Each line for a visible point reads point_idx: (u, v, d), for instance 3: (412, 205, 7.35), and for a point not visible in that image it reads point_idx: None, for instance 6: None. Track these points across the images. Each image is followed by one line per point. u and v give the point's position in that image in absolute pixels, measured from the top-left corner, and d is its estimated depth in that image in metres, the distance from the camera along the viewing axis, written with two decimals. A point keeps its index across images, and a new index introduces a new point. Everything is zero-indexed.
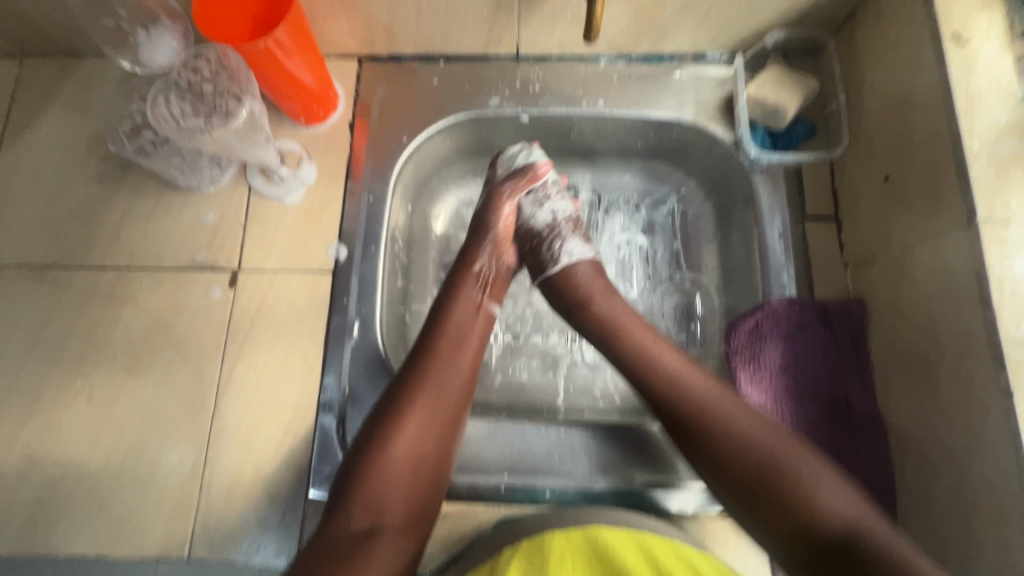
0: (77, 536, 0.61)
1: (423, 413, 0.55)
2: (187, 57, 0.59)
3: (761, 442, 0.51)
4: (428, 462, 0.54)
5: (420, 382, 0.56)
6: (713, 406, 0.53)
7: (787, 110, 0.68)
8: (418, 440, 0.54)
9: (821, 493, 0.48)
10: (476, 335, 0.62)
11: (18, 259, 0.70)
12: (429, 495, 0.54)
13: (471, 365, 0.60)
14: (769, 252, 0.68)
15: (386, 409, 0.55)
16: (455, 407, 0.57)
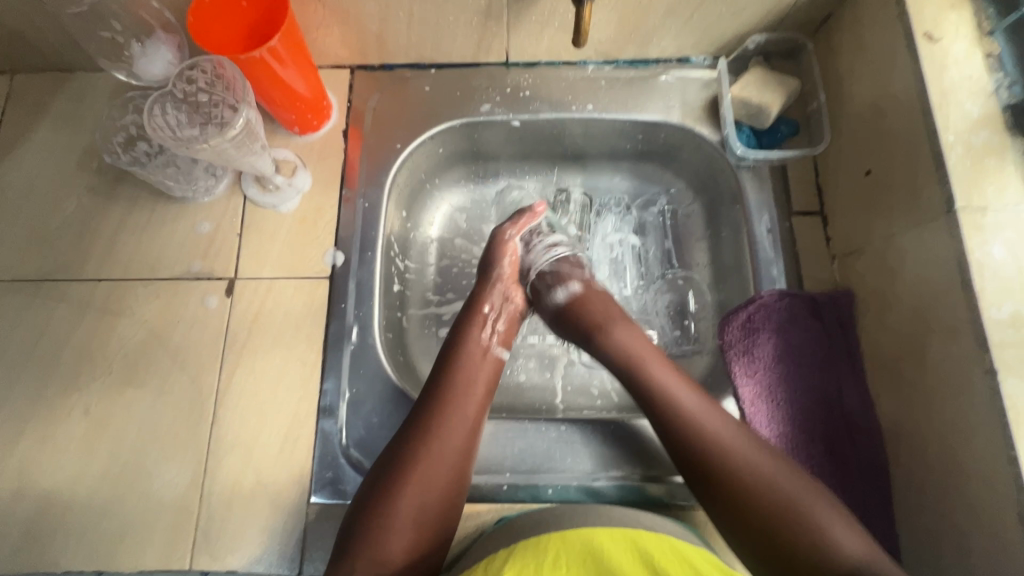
0: (73, 552, 0.60)
1: (428, 463, 0.55)
2: (180, 67, 0.59)
3: (775, 487, 0.50)
4: (433, 512, 0.54)
5: (427, 431, 0.56)
6: (731, 450, 0.53)
7: (770, 109, 0.70)
8: (423, 492, 0.54)
9: (833, 533, 0.48)
10: (484, 380, 0.62)
11: (9, 273, 0.69)
12: (435, 545, 0.54)
13: (478, 412, 0.59)
14: (758, 247, 0.70)
15: (392, 459, 0.55)
16: (461, 457, 0.57)
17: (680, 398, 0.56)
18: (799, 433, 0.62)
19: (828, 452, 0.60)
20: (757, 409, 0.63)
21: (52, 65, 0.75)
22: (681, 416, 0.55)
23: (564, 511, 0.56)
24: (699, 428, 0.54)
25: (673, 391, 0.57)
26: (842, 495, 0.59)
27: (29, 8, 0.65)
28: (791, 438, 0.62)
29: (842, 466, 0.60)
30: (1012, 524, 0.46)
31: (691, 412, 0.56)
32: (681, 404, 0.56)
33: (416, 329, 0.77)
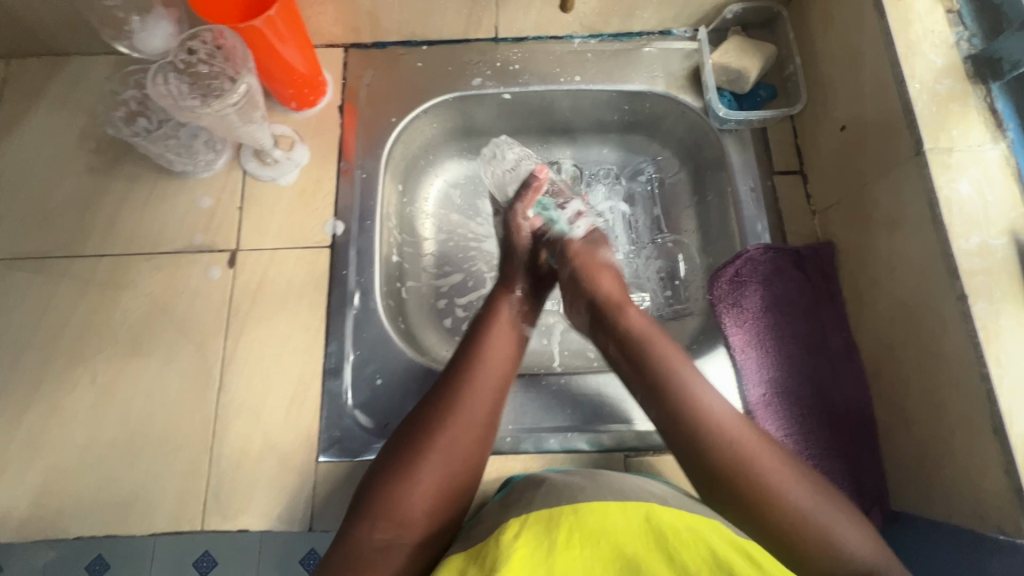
0: (84, 518, 0.61)
1: (454, 426, 0.55)
2: (182, 38, 0.61)
3: (788, 491, 0.49)
4: (456, 475, 0.53)
5: (453, 400, 0.56)
6: (750, 451, 0.51)
7: (749, 73, 0.73)
8: (447, 458, 0.53)
9: (842, 540, 0.47)
10: (509, 351, 0.62)
11: (9, 251, 0.70)
12: (455, 505, 0.53)
13: (504, 378, 0.60)
14: (742, 206, 0.73)
15: (418, 420, 0.55)
16: (486, 422, 0.56)
17: (697, 388, 0.54)
18: (789, 378, 0.65)
19: (816, 393, 0.64)
20: (747, 357, 0.66)
21: (47, 48, 0.76)
22: (695, 409, 0.53)
23: (574, 482, 0.54)
24: (719, 419, 0.52)
25: (684, 372, 0.56)
26: (830, 432, 0.62)
27: None
28: (782, 383, 0.65)
29: (830, 405, 0.63)
30: (987, 437, 0.49)
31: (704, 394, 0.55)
32: (701, 394, 0.54)
33: (415, 299, 0.79)
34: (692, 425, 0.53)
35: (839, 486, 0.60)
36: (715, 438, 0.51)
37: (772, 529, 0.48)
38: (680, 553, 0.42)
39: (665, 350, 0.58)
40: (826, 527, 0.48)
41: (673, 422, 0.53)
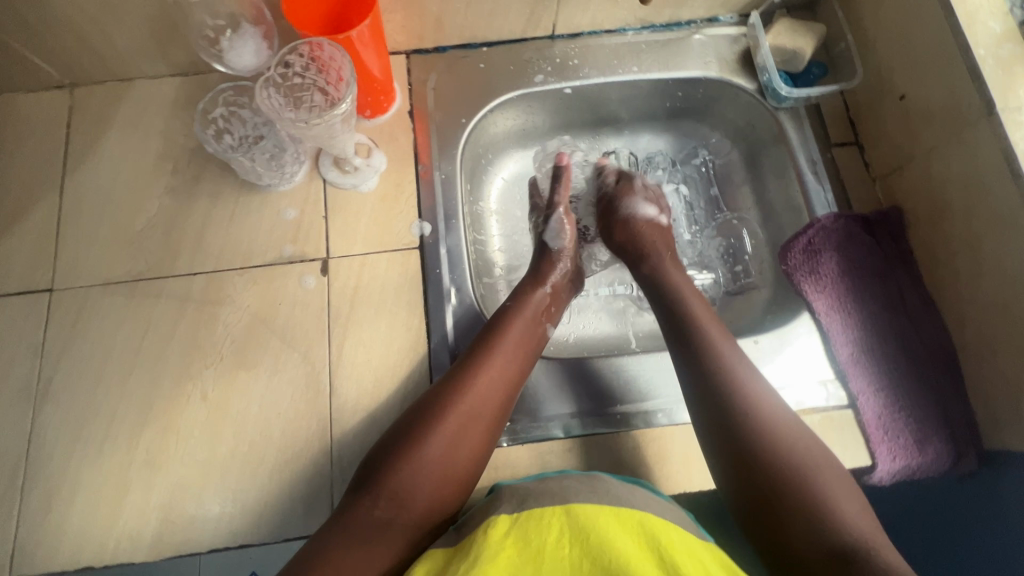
0: (216, 530, 0.62)
1: (461, 417, 0.58)
2: (278, 53, 0.62)
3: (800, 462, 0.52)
4: (457, 464, 0.57)
5: (459, 391, 0.59)
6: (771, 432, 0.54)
7: (804, 53, 0.76)
8: (451, 443, 0.57)
9: (839, 513, 0.49)
10: (523, 348, 0.65)
11: (102, 277, 0.71)
12: (455, 492, 0.56)
13: (514, 378, 0.63)
14: (806, 179, 0.77)
15: (427, 409, 0.58)
16: (489, 417, 0.60)
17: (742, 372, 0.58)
18: (873, 338, 0.68)
19: (900, 349, 0.67)
20: (832, 319, 0.69)
21: (114, 74, 0.77)
22: (731, 388, 0.57)
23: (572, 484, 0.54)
24: (753, 393, 0.56)
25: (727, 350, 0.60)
26: (918, 383, 0.66)
27: (103, 14, 0.67)
28: (867, 342, 0.68)
29: (915, 360, 0.67)
30: None
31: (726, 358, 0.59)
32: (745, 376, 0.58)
33: (494, 294, 0.82)
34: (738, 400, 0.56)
35: (935, 434, 0.64)
36: (753, 417, 0.55)
37: (775, 500, 0.51)
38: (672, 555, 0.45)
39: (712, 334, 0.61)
40: (829, 500, 0.50)
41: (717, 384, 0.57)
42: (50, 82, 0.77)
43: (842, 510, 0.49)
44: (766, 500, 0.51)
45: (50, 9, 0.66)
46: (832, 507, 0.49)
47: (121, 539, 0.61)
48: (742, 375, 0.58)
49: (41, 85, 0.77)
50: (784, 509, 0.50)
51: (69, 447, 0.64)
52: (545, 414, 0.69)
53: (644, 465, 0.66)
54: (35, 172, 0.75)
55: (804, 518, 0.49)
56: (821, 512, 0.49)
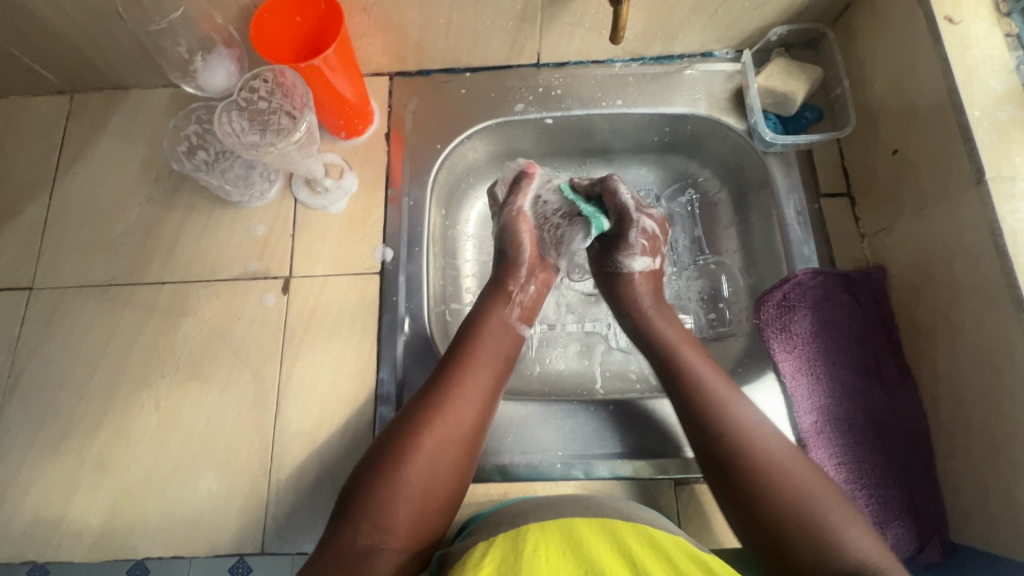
0: (152, 539, 0.64)
1: (442, 434, 0.54)
2: (245, 78, 0.64)
3: (800, 488, 0.50)
4: (441, 486, 0.53)
5: (433, 405, 0.56)
6: (772, 463, 0.51)
7: (795, 96, 0.73)
8: (433, 459, 0.53)
9: (844, 533, 0.47)
10: (502, 353, 0.62)
11: (78, 279, 0.74)
12: (442, 510, 0.53)
13: (494, 386, 0.59)
14: (789, 229, 0.73)
15: (403, 429, 0.54)
16: (472, 429, 0.56)
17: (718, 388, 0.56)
18: (842, 405, 0.64)
19: (868, 420, 0.63)
20: (798, 384, 0.65)
21: (109, 83, 0.80)
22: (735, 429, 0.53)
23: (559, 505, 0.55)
24: (754, 441, 0.52)
25: (726, 401, 0.55)
26: (885, 461, 0.61)
27: (90, 29, 0.69)
28: (834, 407, 0.64)
29: (884, 434, 0.62)
30: None
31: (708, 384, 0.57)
32: (746, 418, 0.54)
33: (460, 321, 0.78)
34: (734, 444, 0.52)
35: (897, 516, 0.60)
36: (750, 452, 0.52)
37: (780, 522, 0.48)
38: (644, 560, 0.44)
39: (716, 393, 0.56)
40: (833, 520, 0.48)
41: (708, 430, 0.54)
42: (51, 88, 0.81)
43: (845, 531, 0.47)
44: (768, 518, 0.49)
45: (44, 24, 0.69)
46: (834, 530, 0.47)
47: (66, 537, 0.64)
48: (739, 421, 0.54)
49: (44, 90, 0.81)
50: (791, 534, 0.48)
51: (28, 442, 0.67)
52: (485, 456, 0.66)
53: None
54: (31, 174, 0.79)
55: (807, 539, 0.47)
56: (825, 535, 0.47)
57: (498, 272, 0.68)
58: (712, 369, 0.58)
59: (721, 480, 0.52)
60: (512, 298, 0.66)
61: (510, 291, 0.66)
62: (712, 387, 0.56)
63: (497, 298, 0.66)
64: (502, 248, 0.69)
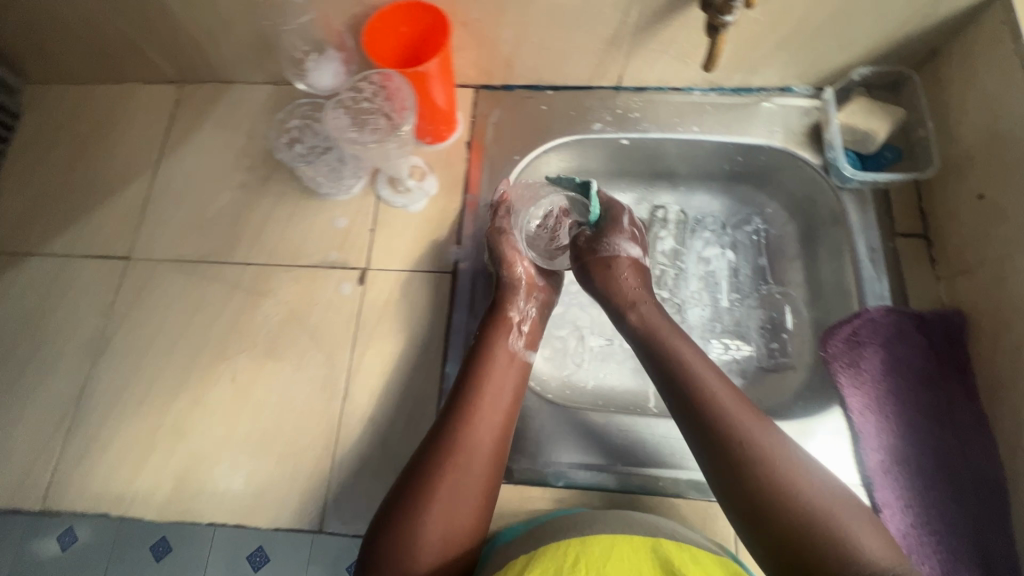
0: (217, 505, 0.66)
1: (459, 472, 0.55)
2: (355, 79, 0.70)
3: (802, 488, 0.49)
4: (460, 534, 0.54)
5: (450, 441, 0.57)
6: (772, 455, 0.51)
7: (877, 135, 0.74)
8: (451, 499, 0.54)
9: (857, 535, 0.47)
10: (513, 381, 0.62)
11: (171, 254, 0.79)
12: (466, 546, 0.54)
13: (504, 417, 0.60)
14: (861, 265, 0.73)
15: (416, 473, 0.55)
16: (490, 465, 0.57)
17: (712, 376, 0.56)
18: (911, 445, 0.63)
19: (937, 461, 0.62)
20: (866, 420, 0.64)
21: (217, 77, 0.86)
22: (738, 421, 0.53)
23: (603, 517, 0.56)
24: (751, 431, 0.52)
25: (728, 399, 0.55)
26: (954, 506, 0.60)
27: (213, 26, 0.75)
28: (902, 446, 0.63)
29: (953, 477, 0.61)
30: None
31: (702, 373, 0.57)
32: (754, 424, 0.53)
33: None
34: (739, 455, 0.51)
35: (966, 566, 0.58)
36: (759, 452, 0.51)
37: (788, 516, 0.48)
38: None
39: (715, 386, 0.55)
40: (844, 523, 0.47)
41: (701, 417, 0.54)
42: (164, 77, 0.87)
43: (857, 532, 0.47)
44: (775, 515, 0.48)
45: (173, 18, 0.75)
46: (845, 530, 0.47)
47: (139, 495, 0.68)
48: (746, 432, 0.52)
49: (156, 79, 0.88)
50: (801, 526, 0.47)
51: (113, 401, 0.72)
52: (541, 459, 0.68)
53: None
54: (137, 154, 0.85)
55: (823, 536, 0.46)
56: (839, 535, 0.46)
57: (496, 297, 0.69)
58: (705, 361, 0.58)
59: (727, 490, 0.51)
60: (511, 324, 0.66)
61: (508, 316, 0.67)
62: (718, 399, 0.55)
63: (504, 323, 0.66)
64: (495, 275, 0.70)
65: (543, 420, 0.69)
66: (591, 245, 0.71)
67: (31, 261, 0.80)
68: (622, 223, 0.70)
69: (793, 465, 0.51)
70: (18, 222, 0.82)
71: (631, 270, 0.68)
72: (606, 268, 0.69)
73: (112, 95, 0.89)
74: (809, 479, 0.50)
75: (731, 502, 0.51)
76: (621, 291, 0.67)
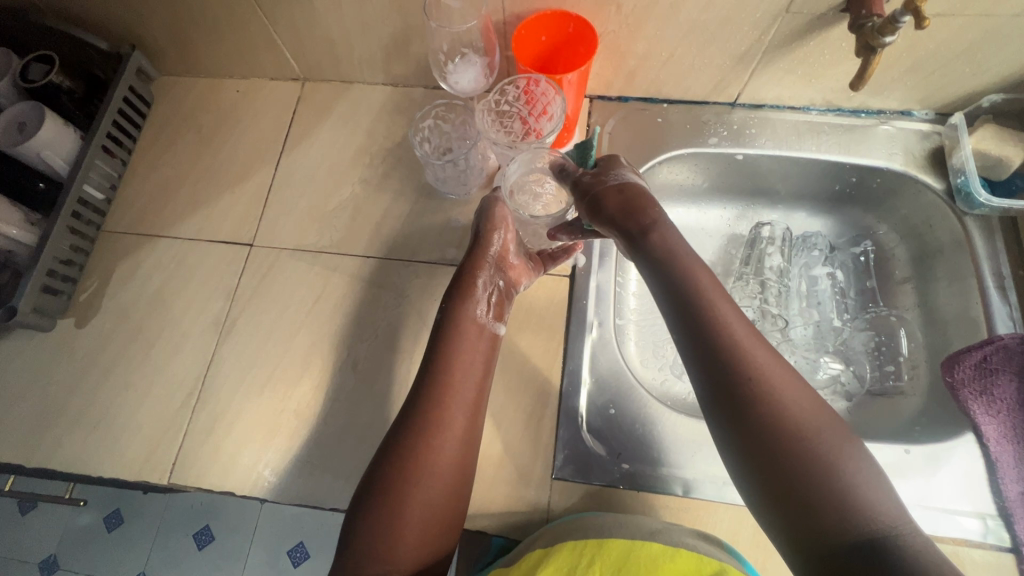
0: (338, 491, 0.67)
1: (436, 460, 0.58)
2: (501, 83, 0.71)
3: (811, 441, 0.48)
4: (438, 519, 0.57)
5: (426, 428, 0.59)
6: (785, 403, 0.50)
7: (1011, 162, 0.73)
8: (429, 486, 0.57)
9: (864, 495, 0.46)
10: (482, 360, 0.65)
11: (293, 243, 0.81)
12: (445, 532, 0.57)
13: (477, 397, 0.63)
14: (990, 292, 0.72)
15: (394, 462, 0.57)
16: (464, 451, 0.60)
17: (728, 318, 0.55)
18: None
19: None
20: (1003, 450, 0.64)
21: (340, 77, 0.90)
22: (750, 367, 0.51)
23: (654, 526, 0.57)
24: (764, 377, 0.51)
25: (744, 346, 0.53)
26: None
27: (355, 28, 0.79)
28: None
29: None
30: None
31: (719, 315, 0.55)
32: (769, 371, 0.51)
33: (623, 337, 0.84)
34: (753, 393, 0.50)
35: None
36: (769, 399, 0.50)
37: (794, 470, 0.47)
38: None
39: (733, 331, 0.54)
40: (851, 479, 0.46)
41: (717, 359, 0.53)
42: (289, 75, 0.91)
43: (864, 490, 0.46)
44: (783, 472, 0.48)
45: (317, 19, 0.79)
46: (851, 486, 0.46)
47: (260, 477, 0.68)
48: (759, 369, 0.51)
49: (281, 76, 0.92)
50: (807, 480, 0.47)
51: (237, 382, 0.73)
52: (666, 467, 0.67)
53: (766, 547, 0.63)
54: (259, 147, 0.88)
55: (825, 493, 0.46)
56: (842, 494, 0.46)
57: (464, 266, 0.70)
58: (727, 302, 0.56)
59: (731, 429, 0.51)
60: (480, 301, 0.68)
61: (476, 288, 0.68)
62: (734, 333, 0.53)
63: (472, 298, 0.68)
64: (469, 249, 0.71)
65: (665, 427, 0.69)
66: (599, 176, 0.66)
67: (160, 243, 0.83)
68: (622, 160, 0.68)
69: (804, 407, 0.50)
70: (148, 206, 0.86)
71: (647, 197, 0.63)
72: (616, 193, 0.63)
73: (238, 90, 0.93)
74: (819, 424, 0.49)
75: (738, 441, 0.50)
76: (636, 210, 0.62)
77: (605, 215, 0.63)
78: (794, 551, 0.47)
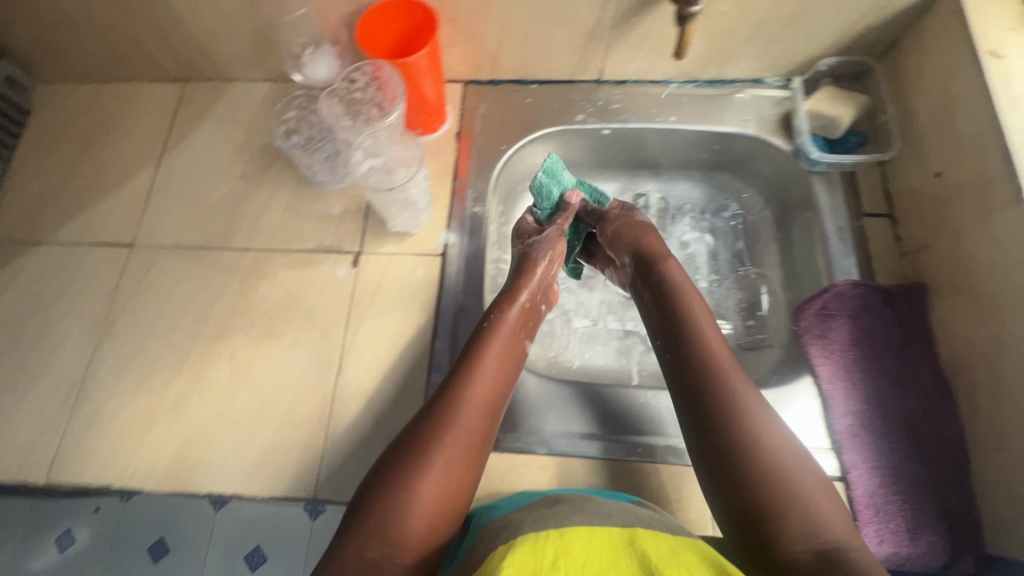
0: (216, 476, 0.69)
1: (461, 435, 0.52)
2: (348, 69, 0.76)
3: (779, 451, 0.50)
4: (451, 502, 0.50)
5: (452, 400, 0.54)
6: (762, 413, 0.52)
7: (841, 120, 0.78)
8: (449, 460, 0.51)
9: (820, 504, 0.47)
10: (514, 359, 0.61)
11: (174, 240, 0.82)
12: (452, 520, 0.50)
13: (505, 384, 0.59)
14: (830, 244, 0.77)
15: (414, 434, 0.52)
16: (486, 431, 0.55)
17: (709, 334, 0.58)
18: (881, 413, 0.66)
19: (907, 429, 0.65)
20: (834, 386, 0.68)
21: (219, 76, 0.91)
22: (731, 378, 0.54)
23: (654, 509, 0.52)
24: (746, 389, 0.53)
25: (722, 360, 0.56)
26: (917, 468, 0.63)
27: (218, 25, 0.80)
28: (875, 416, 0.66)
29: (920, 441, 0.64)
30: None
31: (704, 332, 0.58)
32: (747, 384, 0.54)
33: None
34: (730, 399, 0.52)
35: (928, 526, 0.61)
36: (750, 408, 0.52)
37: (765, 476, 0.48)
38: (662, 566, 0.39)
39: (716, 347, 0.57)
40: (811, 491, 0.48)
41: (703, 368, 0.55)
42: (168, 76, 0.92)
43: (820, 503, 0.47)
44: (749, 476, 0.49)
45: (179, 20, 0.80)
46: (814, 499, 0.47)
47: (139, 468, 0.70)
48: (739, 382, 0.54)
49: (161, 78, 0.92)
50: (774, 486, 0.48)
51: (117, 378, 0.75)
52: (526, 429, 0.70)
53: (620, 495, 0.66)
54: (141, 149, 0.89)
55: (789, 499, 0.47)
56: (806, 502, 0.47)
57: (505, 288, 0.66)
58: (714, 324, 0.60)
59: (713, 426, 0.52)
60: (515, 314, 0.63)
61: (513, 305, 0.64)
62: (714, 350, 0.57)
63: (506, 312, 0.63)
64: (506, 282, 0.68)
65: (527, 391, 0.72)
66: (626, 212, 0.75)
67: (41, 249, 0.83)
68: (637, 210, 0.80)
69: (772, 420, 0.52)
70: (28, 213, 0.86)
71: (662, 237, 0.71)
72: (642, 228, 0.72)
73: (118, 94, 0.93)
74: (790, 436, 0.51)
75: (721, 443, 0.51)
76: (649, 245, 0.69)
77: (628, 242, 0.71)
78: (752, 552, 0.48)
